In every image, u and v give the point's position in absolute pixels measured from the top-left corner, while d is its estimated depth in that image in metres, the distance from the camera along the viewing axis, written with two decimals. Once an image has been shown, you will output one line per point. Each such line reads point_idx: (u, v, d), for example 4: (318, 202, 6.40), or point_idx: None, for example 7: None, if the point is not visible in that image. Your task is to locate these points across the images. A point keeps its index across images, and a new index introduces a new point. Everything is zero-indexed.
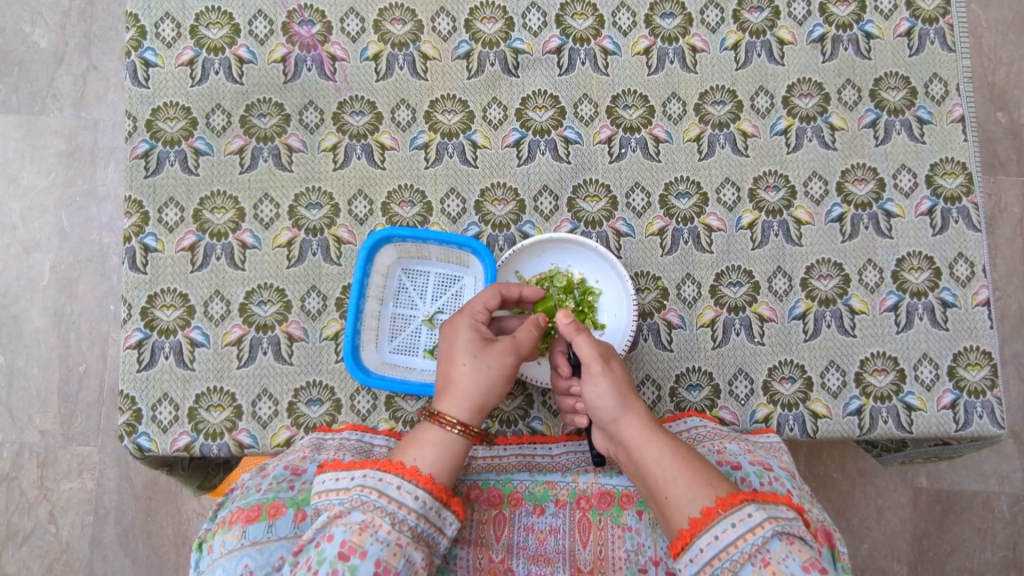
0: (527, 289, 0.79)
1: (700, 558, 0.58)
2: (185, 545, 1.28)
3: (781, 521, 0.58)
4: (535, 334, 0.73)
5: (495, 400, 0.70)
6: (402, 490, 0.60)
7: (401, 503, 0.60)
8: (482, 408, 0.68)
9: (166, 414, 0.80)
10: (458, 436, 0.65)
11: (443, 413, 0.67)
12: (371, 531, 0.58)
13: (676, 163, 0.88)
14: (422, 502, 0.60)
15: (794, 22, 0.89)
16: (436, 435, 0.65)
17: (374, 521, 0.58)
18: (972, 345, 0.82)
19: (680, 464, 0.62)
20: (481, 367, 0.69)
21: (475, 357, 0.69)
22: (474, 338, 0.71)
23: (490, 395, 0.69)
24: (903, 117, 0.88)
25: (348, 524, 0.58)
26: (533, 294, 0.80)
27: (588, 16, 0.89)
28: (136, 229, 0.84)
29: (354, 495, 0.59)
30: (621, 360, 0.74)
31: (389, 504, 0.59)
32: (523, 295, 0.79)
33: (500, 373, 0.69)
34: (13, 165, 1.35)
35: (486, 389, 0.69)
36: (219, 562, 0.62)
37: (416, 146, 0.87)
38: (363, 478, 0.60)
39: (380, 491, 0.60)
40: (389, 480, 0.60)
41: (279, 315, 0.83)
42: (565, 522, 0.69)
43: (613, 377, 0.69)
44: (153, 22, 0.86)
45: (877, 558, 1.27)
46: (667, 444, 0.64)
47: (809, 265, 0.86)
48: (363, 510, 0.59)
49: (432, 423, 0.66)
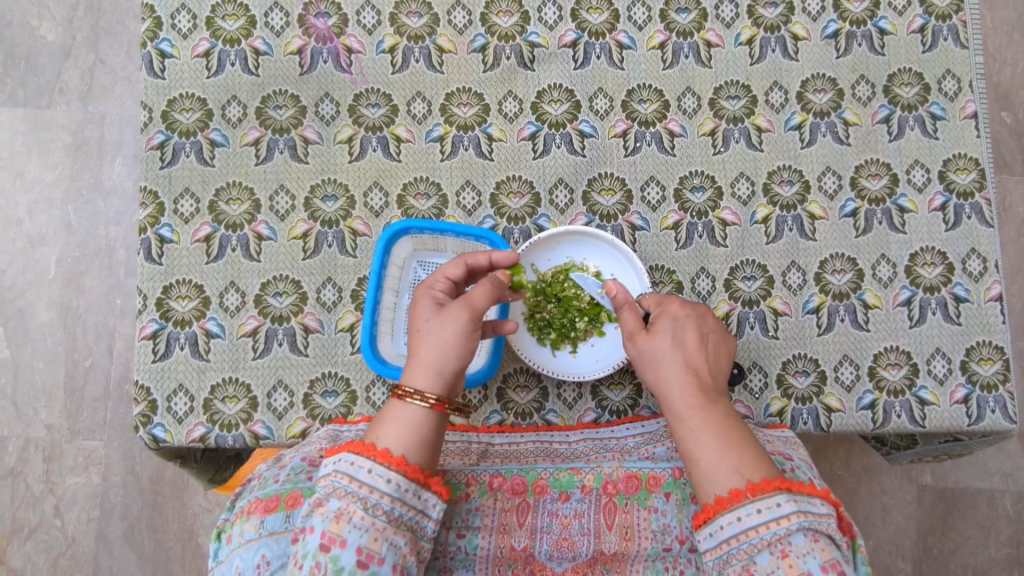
0: (496, 254, 0.77)
1: (719, 534, 0.59)
2: (190, 540, 1.28)
3: (810, 517, 0.58)
4: (492, 291, 0.69)
5: (456, 362, 0.67)
6: (373, 473, 0.59)
7: (372, 487, 0.59)
8: (444, 372, 0.66)
9: (181, 405, 0.80)
10: (419, 407, 0.64)
11: (404, 385, 0.66)
12: (347, 518, 0.58)
13: (691, 157, 0.88)
14: (394, 485, 0.59)
15: (808, 18, 0.89)
16: (398, 409, 0.64)
17: (348, 508, 0.58)
18: (985, 340, 0.83)
19: (703, 444, 0.62)
20: (435, 333, 0.68)
21: (431, 323, 0.69)
22: (432, 307, 0.70)
23: (450, 358, 0.67)
24: (917, 113, 0.88)
25: (325, 513, 0.58)
26: (504, 259, 0.77)
27: (604, 10, 0.89)
28: (152, 220, 0.83)
29: (330, 482, 0.59)
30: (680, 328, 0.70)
31: (360, 489, 0.58)
32: (492, 260, 0.77)
33: (454, 335, 0.67)
34: (21, 158, 1.35)
35: (443, 355, 0.67)
36: (238, 552, 0.63)
37: (432, 139, 0.87)
38: (337, 463, 0.60)
39: (350, 476, 0.59)
40: (360, 464, 0.60)
41: (294, 307, 0.83)
42: (591, 506, 0.68)
43: (641, 346, 0.69)
44: (170, 13, 0.85)
45: (882, 555, 1.28)
46: (696, 422, 0.63)
47: (822, 260, 0.86)
48: (337, 497, 0.59)
49: (397, 397, 0.65)
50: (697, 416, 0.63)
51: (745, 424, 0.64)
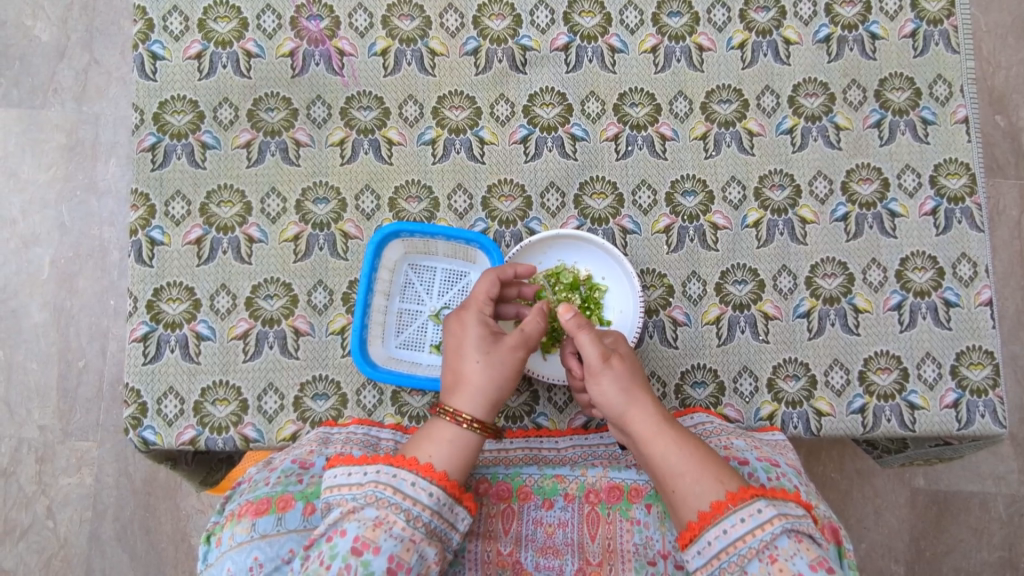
0: (521, 266, 0.79)
1: (708, 550, 0.59)
2: (183, 541, 1.28)
3: (790, 519, 0.59)
4: (541, 323, 0.72)
5: (506, 394, 0.69)
6: (417, 486, 0.60)
7: (415, 499, 0.59)
8: (495, 403, 0.68)
9: (171, 408, 0.80)
10: (470, 432, 0.65)
11: (458, 409, 0.66)
12: (385, 527, 0.58)
13: (683, 162, 0.88)
14: (435, 499, 0.60)
15: (800, 22, 0.90)
16: (448, 431, 0.65)
17: (389, 517, 0.58)
18: (974, 345, 0.83)
19: (687, 458, 0.63)
20: (490, 362, 0.69)
21: (487, 354, 0.69)
22: (484, 334, 0.71)
23: (501, 388, 0.68)
24: (907, 118, 0.88)
25: (361, 520, 0.58)
26: (528, 271, 0.79)
27: (597, 14, 0.89)
28: (143, 222, 0.83)
29: (368, 491, 0.59)
30: (627, 354, 0.72)
31: (403, 501, 0.59)
32: (518, 272, 0.79)
33: (510, 370, 0.69)
34: (14, 159, 1.34)
35: (497, 384, 0.68)
36: (229, 555, 0.62)
37: (424, 142, 0.87)
38: (376, 473, 0.60)
39: (393, 487, 0.59)
40: (403, 476, 0.60)
41: (285, 309, 0.83)
42: (574, 515, 0.69)
43: (616, 371, 0.68)
44: (162, 15, 0.86)
45: (875, 557, 1.28)
46: (674, 437, 0.64)
47: (813, 264, 0.86)
48: (377, 506, 0.59)
49: (447, 420, 0.65)
50: (676, 433, 0.64)
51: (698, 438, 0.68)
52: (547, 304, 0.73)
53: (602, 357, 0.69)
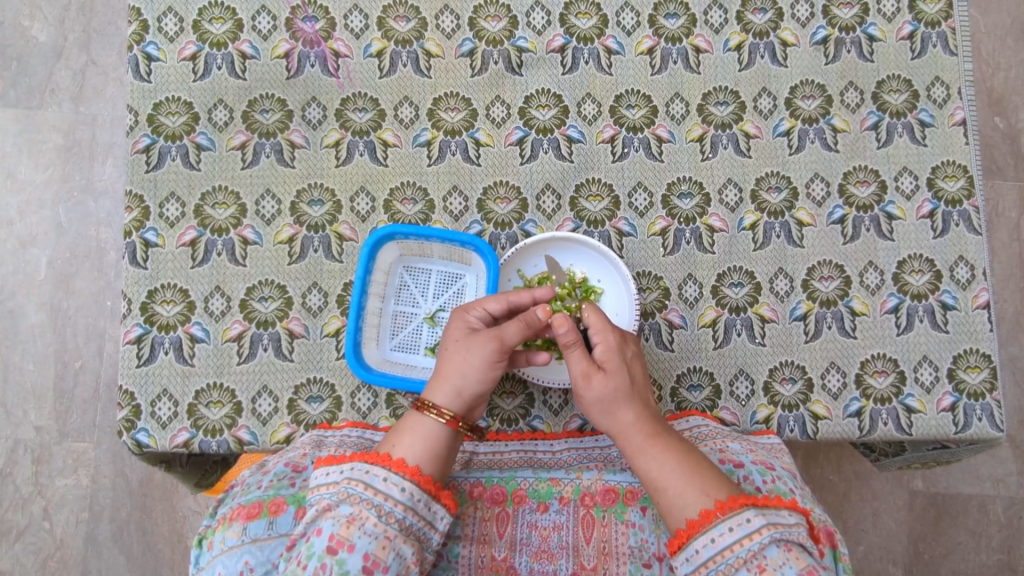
0: (538, 291, 0.75)
1: (696, 558, 0.59)
2: (179, 542, 1.27)
3: (780, 528, 0.58)
4: (524, 327, 0.68)
5: (476, 386, 0.68)
6: (389, 482, 0.59)
7: (387, 495, 0.59)
8: (462, 392, 0.67)
9: (165, 410, 0.80)
10: (434, 421, 0.65)
11: (426, 400, 0.66)
12: (358, 524, 0.57)
13: (679, 164, 0.88)
14: (408, 494, 0.60)
15: (797, 24, 0.89)
16: (415, 422, 0.65)
17: (361, 514, 0.58)
18: (972, 348, 0.82)
19: (666, 476, 0.62)
20: (462, 355, 0.69)
21: (460, 346, 0.69)
22: (464, 331, 0.71)
23: (471, 380, 0.68)
24: (905, 120, 0.88)
25: (335, 517, 0.58)
26: (546, 294, 0.76)
27: (593, 15, 0.89)
28: (136, 224, 0.83)
29: (342, 488, 0.59)
30: (619, 363, 0.68)
31: (375, 497, 0.59)
32: (536, 297, 0.75)
33: (479, 362, 0.68)
34: (11, 160, 1.34)
35: (464, 373, 0.68)
36: (220, 558, 0.62)
37: (419, 144, 0.87)
38: (350, 471, 0.60)
39: (365, 483, 0.59)
40: (375, 472, 0.60)
41: (280, 311, 0.83)
42: (569, 518, 0.69)
43: (594, 390, 0.67)
44: (156, 16, 0.85)
45: (872, 560, 1.28)
46: (652, 457, 0.63)
47: (810, 266, 0.86)
48: (350, 503, 0.58)
49: (418, 412, 0.66)
50: (655, 452, 0.64)
51: (693, 446, 0.66)
52: (536, 311, 0.69)
53: (580, 376, 0.68)
